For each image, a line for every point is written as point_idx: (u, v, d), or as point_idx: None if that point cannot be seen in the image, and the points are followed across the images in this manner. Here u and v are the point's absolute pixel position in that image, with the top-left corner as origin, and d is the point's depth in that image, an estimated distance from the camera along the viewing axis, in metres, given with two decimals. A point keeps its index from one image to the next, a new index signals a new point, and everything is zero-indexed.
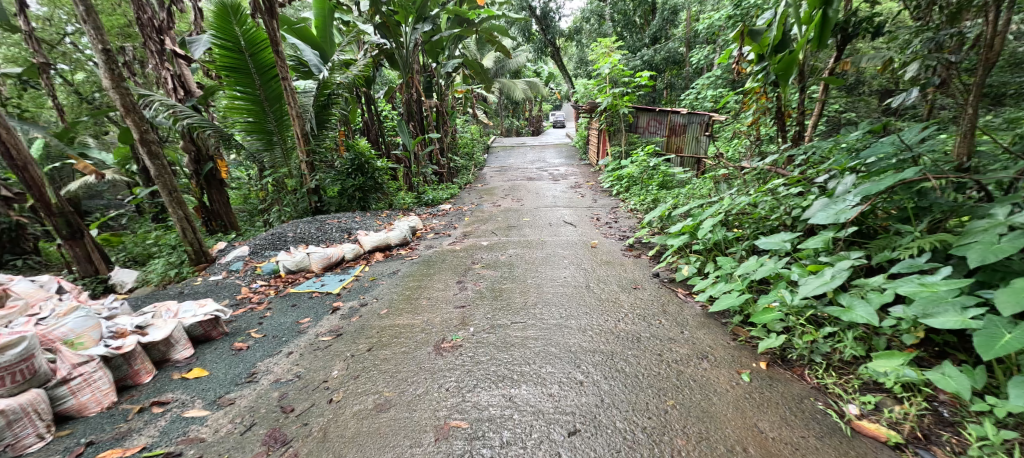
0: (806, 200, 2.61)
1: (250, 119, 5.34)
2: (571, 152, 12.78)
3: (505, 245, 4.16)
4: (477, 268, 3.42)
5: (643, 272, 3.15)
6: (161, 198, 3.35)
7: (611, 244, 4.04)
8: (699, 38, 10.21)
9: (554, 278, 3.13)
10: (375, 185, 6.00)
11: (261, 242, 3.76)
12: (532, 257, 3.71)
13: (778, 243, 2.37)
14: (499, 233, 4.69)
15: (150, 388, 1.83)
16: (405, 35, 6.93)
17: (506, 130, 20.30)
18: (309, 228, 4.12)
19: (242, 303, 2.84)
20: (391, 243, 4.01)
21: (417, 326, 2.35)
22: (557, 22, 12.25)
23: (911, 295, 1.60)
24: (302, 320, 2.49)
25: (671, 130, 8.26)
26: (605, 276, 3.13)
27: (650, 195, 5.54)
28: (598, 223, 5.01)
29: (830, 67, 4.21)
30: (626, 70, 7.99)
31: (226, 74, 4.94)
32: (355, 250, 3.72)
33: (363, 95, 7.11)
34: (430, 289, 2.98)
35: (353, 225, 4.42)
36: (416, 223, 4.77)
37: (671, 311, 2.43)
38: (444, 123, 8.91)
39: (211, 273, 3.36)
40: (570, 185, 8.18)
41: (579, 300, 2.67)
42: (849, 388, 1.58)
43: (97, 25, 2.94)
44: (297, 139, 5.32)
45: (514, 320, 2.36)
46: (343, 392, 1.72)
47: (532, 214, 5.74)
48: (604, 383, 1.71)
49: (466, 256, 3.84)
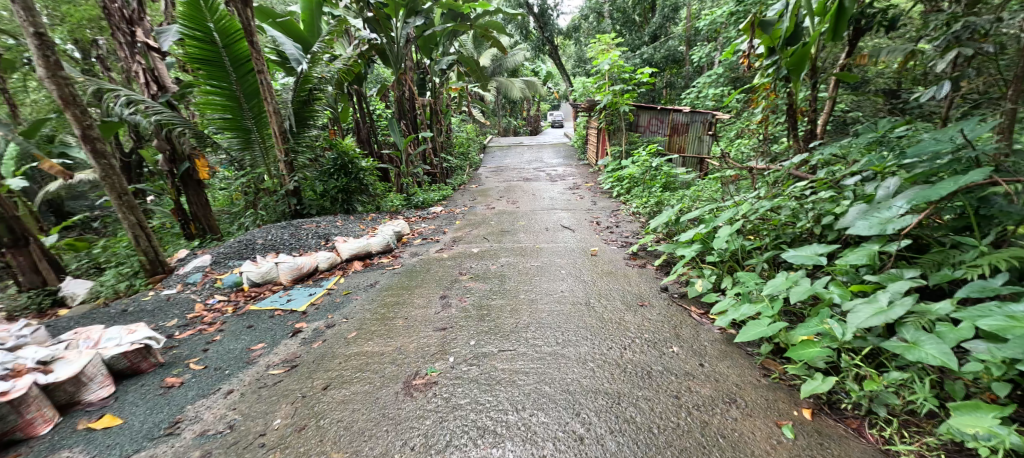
0: (839, 207, 2.28)
1: (226, 117, 4.95)
2: (570, 151, 12.45)
3: (497, 253, 3.80)
4: (464, 280, 3.06)
5: (649, 285, 2.82)
6: (110, 202, 2.99)
7: (613, 251, 3.70)
8: (701, 36, 9.88)
9: (550, 292, 2.77)
10: (359, 186, 5.64)
11: (226, 250, 3.39)
12: (526, 267, 3.35)
13: (811, 258, 2.03)
14: (491, 239, 4.34)
15: (45, 444, 1.48)
16: (395, 29, 6.54)
17: (504, 129, 19.98)
18: (281, 234, 3.75)
19: (193, 323, 2.48)
20: (372, 251, 3.65)
21: (387, 354, 1.99)
22: (555, 19, 11.88)
23: (1001, 332, 1.26)
24: (255, 346, 2.13)
25: (673, 128, 7.93)
26: (607, 290, 2.78)
27: (652, 197, 5.20)
28: (598, 228, 4.68)
29: (841, 62, 3.85)
30: (627, 66, 7.64)
31: (198, 67, 4.55)
32: (331, 260, 3.36)
33: (354, 93, 6.71)
34: (408, 306, 2.63)
35: (332, 230, 4.06)
36: (402, 227, 4.41)
37: (685, 335, 2.09)
38: (437, 122, 8.55)
39: (166, 286, 2.99)
40: (568, 186, 7.83)
41: (579, 320, 2.32)
42: (925, 453, 1.24)
43: (27, 5, 2.55)
44: (275, 138, 4.96)
45: (502, 347, 2.01)
46: (280, 453, 1.40)
47: (528, 217, 5.40)
48: (609, 441, 1.38)
49: (454, 266, 3.48)
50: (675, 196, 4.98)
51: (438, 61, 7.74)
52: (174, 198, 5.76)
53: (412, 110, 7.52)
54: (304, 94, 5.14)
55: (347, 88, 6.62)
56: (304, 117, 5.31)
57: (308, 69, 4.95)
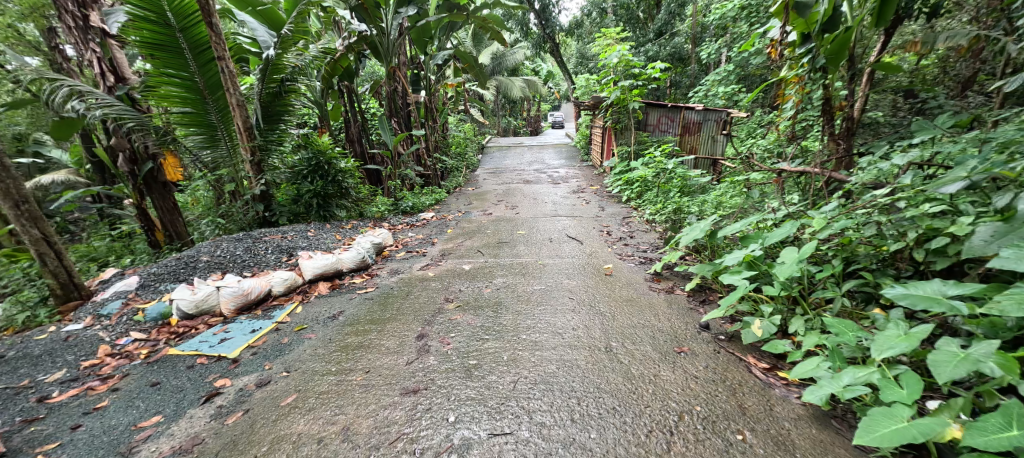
0: (957, 225, 1.66)
1: (187, 111, 4.33)
2: (572, 152, 11.84)
3: (492, 271, 3.19)
4: (449, 312, 2.43)
5: (684, 321, 2.21)
6: (4, 212, 2.37)
7: (631, 270, 3.08)
8: (709, 33, 9.31)
9: (559, 330, 2.15)
10: (338, 190, 4.91)
11: (159, 270, 2.77)
12: (526, 291, 2.72)
13: (937, 301, 1.43)
14: (486, 252, 3.73)
15: None
16: (386, 19, 5.89)
17: (503, 130, 19.39)
18: (233, 248, 3.12)
19: (81, 377, 1.87)
20: (342, 269, 3.03)
21: (328, 441, 1.41)
22: (557, 15, 11.27)
23: None
24: (145, 422, 1.54)
25: (684, 128, 7.32)
26: (630, 329, 2.15)
27: (669, 203, 4.62)
28: (610, 239, 4.06)
29: (881, 49, 3.15)
30: (636, 60, 6.99)
31: (150, 53, 3.93)
32: (289, 282, 2.75)
33: (344, 90, 6.04)
34: (372, 351, 2.00)
35: (299, 243, 3.44)
36: (383, 239, 3.79)
37: (752, 409, 1.49)
38: (431, 120, 7.93)
39: (73, 319, 2.38)
40: (571, 189, 7.22)
41: (600, 378, 1.71)
42: None
43: None
44: (240, 134, 4.37)
45: (494, 430, 1.44)
46: None
47: (528, 224, 4.80)
48: None
49: (440, 289, 2.84)
50: (695, 203, 4.39)
51: (433, 56, 7.02)
52: (136, 201, 5.15)
53: (404, 106, 6.89)
54: (274, 85, 4.50)
55: (337, 85, 5.99)
56: (274, 111, 4.67)
57: (278, 55, 4.34)
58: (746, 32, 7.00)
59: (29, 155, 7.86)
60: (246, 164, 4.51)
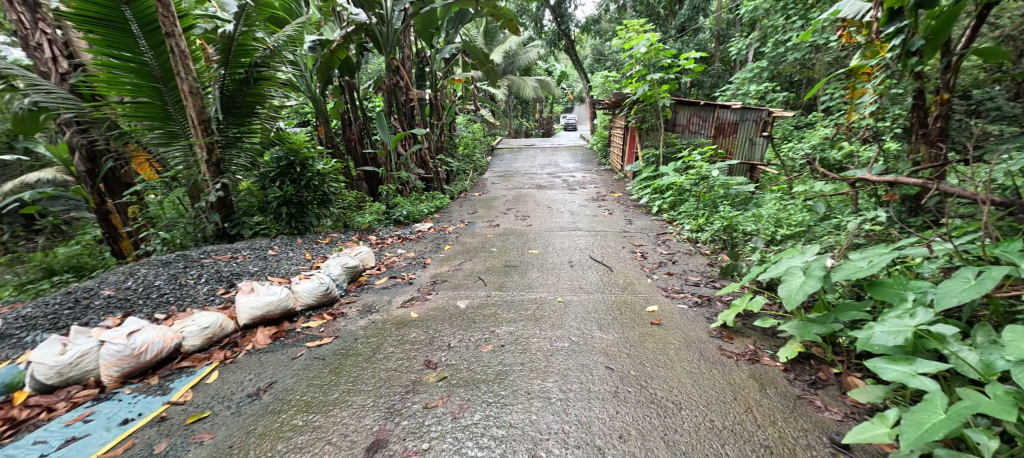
0: None
1: (141, 101, 3.58)
2: (587, 155, 10.97)
3: (496, 314, 2.34)
4: (428, 391, 1.62)
5: (800, 429, 1.39)
6: None
7: (687, 317, 2.23)
8: (738, 27, 8.39)
9: (596, 445, 1.33)
10: (316, 197, 4.11)
11: (34, 313, 2.01)
12: (542, 353, 1.88)
13: None
14: (489, 281, 2.91)
15: None
16: (386, 6, 5.07)
17: (514, 131, 18.64)
18: (151, 278, 2.35)
19: None
20: (293, 309, 2.24)
21: None
22: (572, 12, 10.44)
23: None
24: None
25: (717, 129, 6.34)
26: (713, 446, 1.32)
27: (717, 219, 3.77)
28: (647, 264, 3.21)
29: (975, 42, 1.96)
30: (666, 52, 6.03)
31: (89, 30, 3.13)
32: (209, 331, 1.96)
33: (345, 86, 5.22)
34: None
35: (249, 267, 2.67)
36: (360, 261, 3.00)
37: None
38: (435, 119, 7.13)
39: None
40: (590, 196, 6.39)
41: None
42: None
43: None
44: (194, 129, 3.62)
45: None
46: None
47: (541, 241, 3.98)
48: None
49: (421, 343, 2.01)
50: (749, 219, 3.54)
51: (440, 50, 6.21)
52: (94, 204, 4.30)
53: (405, 103, 6.09)
54: (240, 71, 3.78)
55: (338, 79, 5.20)
56: (242, 102, 3.91)
57: (243, 33, 3.66)
58: (786, 24, 6.06)
59: (15, 151, 7.31)
60: (201, 165, 3.76)
